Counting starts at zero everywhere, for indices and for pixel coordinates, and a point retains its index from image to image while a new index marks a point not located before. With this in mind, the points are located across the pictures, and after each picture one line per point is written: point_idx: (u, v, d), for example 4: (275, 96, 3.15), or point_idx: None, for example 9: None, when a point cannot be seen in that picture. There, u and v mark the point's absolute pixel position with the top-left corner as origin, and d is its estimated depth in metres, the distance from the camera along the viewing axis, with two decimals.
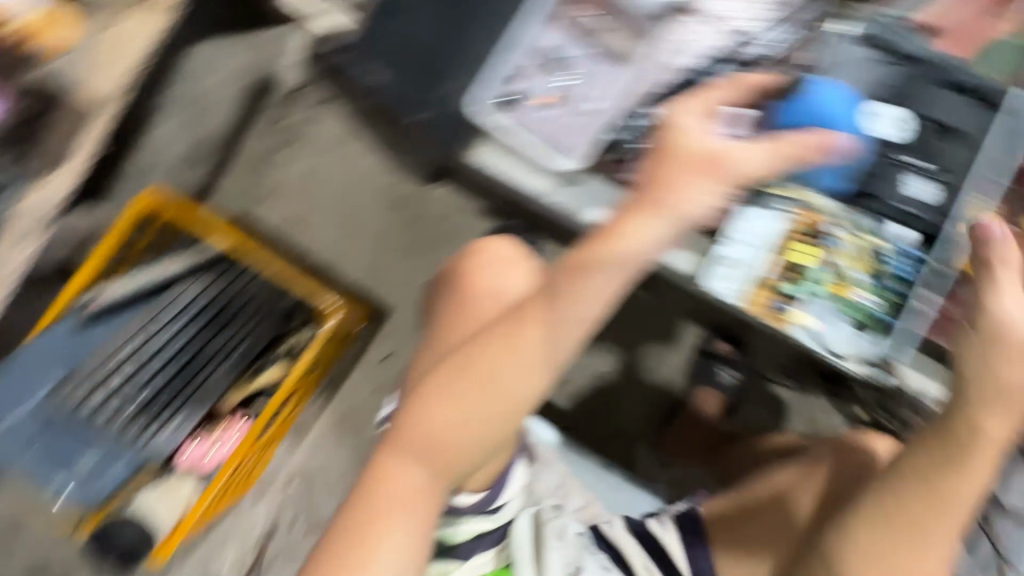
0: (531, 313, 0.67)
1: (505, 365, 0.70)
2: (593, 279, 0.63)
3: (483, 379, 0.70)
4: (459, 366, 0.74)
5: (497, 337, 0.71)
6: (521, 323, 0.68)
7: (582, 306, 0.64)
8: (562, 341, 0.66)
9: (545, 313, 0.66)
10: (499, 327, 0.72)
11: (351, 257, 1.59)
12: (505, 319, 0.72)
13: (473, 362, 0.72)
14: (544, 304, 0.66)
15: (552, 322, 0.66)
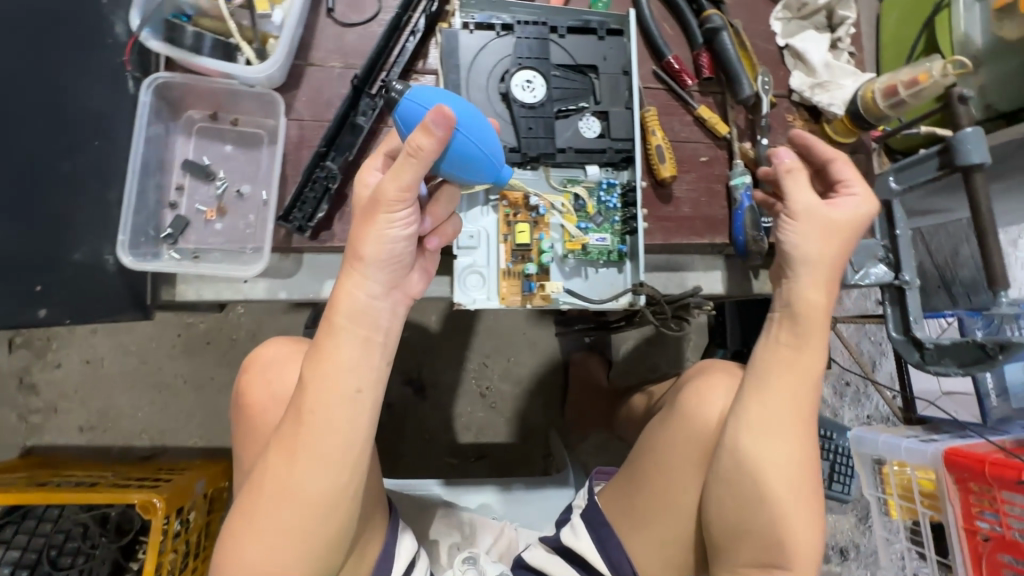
0: (307, 422, 0.58)
1: (294, 479, 0.58)
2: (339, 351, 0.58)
3: (291, 506, 0.59)
4: (263, 510, 0.60)
5: (289, 463, 0.59)
6: (303, 436, 0.57)
7: (342, 382, 0.58)
8: (343, 428, 0.59)
9: (324, 408, 0.58)
10: (285, 449, 0.59)
11: (179, 421, 1.47)
12: (288, 438, 0.59)
13: (262, 488, 0.60)
14: (317, 404, 0.57)
15: (317, 413, 0.58)
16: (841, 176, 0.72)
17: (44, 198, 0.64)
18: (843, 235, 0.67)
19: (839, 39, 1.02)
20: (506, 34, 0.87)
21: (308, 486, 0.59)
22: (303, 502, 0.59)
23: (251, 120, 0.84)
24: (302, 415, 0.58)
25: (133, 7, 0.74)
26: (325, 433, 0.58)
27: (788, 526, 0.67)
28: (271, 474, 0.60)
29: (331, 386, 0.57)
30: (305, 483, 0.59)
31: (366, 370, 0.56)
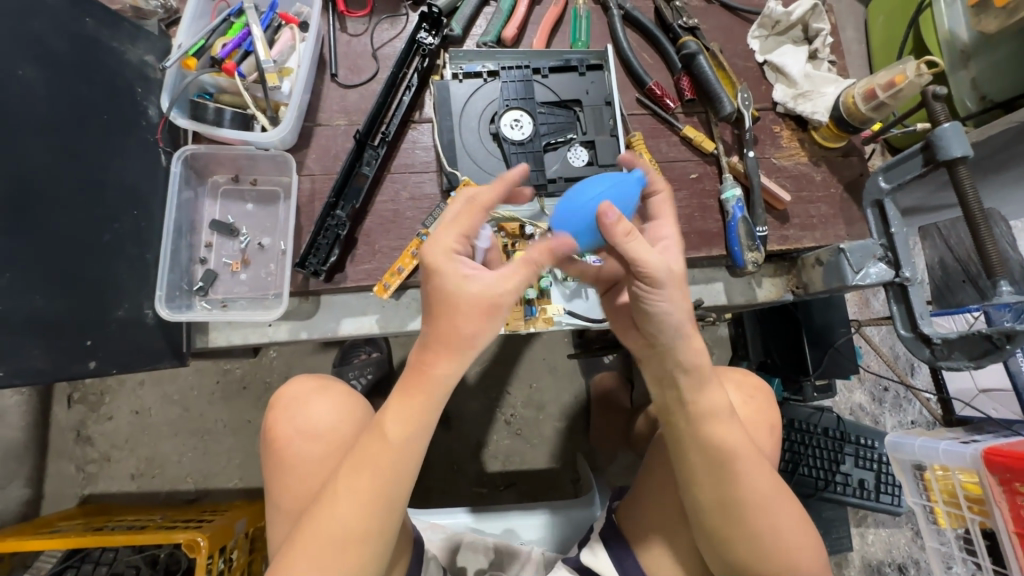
0: (386, 441, 0.62)
1: (361, 501, 0.62)
2: (414, 405, 0.62)
3: (366, 513, 0.62)
4: (334, 529, 0.62)
5: (366, 482, 0.62)
6: (382, 452, 0.62)
7: (419, 434, 0.63)
8: (411, 450, 0.63)
9: (401, 428, 0.62)
10: (363, 469, 0.62)
11: (220, 464, 1.54)
12: (365, 455, 0.63)
13: (323, 529, 0.62)
14: (395, 426, 0.62)
15: (392, 462, 0.62)
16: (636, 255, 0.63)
17: (89, 265, 0.73)
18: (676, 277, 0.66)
19: (817, 50, 1.05)
20: (493, 79, 0.94)
21: (374, 527, 0.63)
22: (365, 523, 0.62)
23: (268, 179, 0.93)
24: (374, 461, 0.62)
25: (164, 91, 0.85)
26: (399, 481, 0.63)
27: (788, 544, 0.69)
28: (336, 517, 0.62)
29: (412, 406, 0.62)
30: (371, 526, 0.63)
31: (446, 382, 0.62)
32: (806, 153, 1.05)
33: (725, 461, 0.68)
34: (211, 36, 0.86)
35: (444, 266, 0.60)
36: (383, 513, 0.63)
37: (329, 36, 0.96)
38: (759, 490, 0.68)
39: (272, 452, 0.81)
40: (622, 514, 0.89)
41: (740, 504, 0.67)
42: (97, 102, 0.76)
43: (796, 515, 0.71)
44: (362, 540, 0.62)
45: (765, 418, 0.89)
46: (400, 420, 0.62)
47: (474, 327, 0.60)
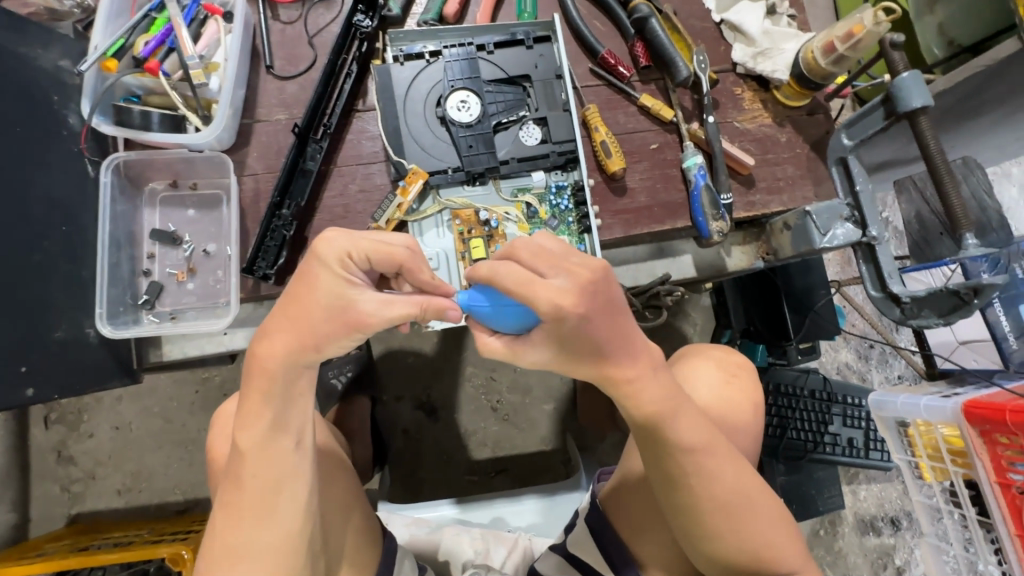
0: (245, 455, 0.57)
1: (251, 521, 0.58)
2: (256, 402, 0.56)
3: (252, 533, 0.58)
4: (219, 552, 0.58)
5: (244, 498, 0.58)
6: (246, 468, 0.57)
7: (272, 432, 0.57)
8: (279, 460, 0.58)
9: (254, 441, 0.57)
10: (236, 485, 0.58)
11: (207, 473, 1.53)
12: (235, 472, 0.58)
13: (214, 557, 0.58)
14: (250, 438, 0.57)
15: (258, 468, 0.57)
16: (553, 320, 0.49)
17: (17, 287, 0.70)
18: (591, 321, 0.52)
19: (775, 4, 1.01)
20: (436, 60, 0.90)
21: (263, 540, 0.58)
22: (255, 545, 0.58)
23: (209, 182, 0.89)
24: (245, 479, 0.58)
25: (83, 98, 0.80)
26: (274, 488, 0.58)
27: (754, 527, 0.66)
28: (224, 538, 0.58)
29: (257, 417, 0.56)
30: (262, 540, 0.58)
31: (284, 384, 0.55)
32: (769, 114, 1.01)
33: (697, 467, 0.63)
34: (131, 35, 0.81)
35: (368, 316, 0.51)
36: (268, 528, 0.58)
37: (260, 25, 0.90)
38: (726, 488, 0.64)
39: (214, 471, 0.81)
40: (606, 501, 0.87)
41: (712, 505, 0.64)
42: (9, 115, 0.72)
43: (767, 504, 0.68)
44: (252, 558, 0.58)
45: (743, 400, 0.86)
46: (254, 433, 0.57)
47: (309, 323, 0.51)
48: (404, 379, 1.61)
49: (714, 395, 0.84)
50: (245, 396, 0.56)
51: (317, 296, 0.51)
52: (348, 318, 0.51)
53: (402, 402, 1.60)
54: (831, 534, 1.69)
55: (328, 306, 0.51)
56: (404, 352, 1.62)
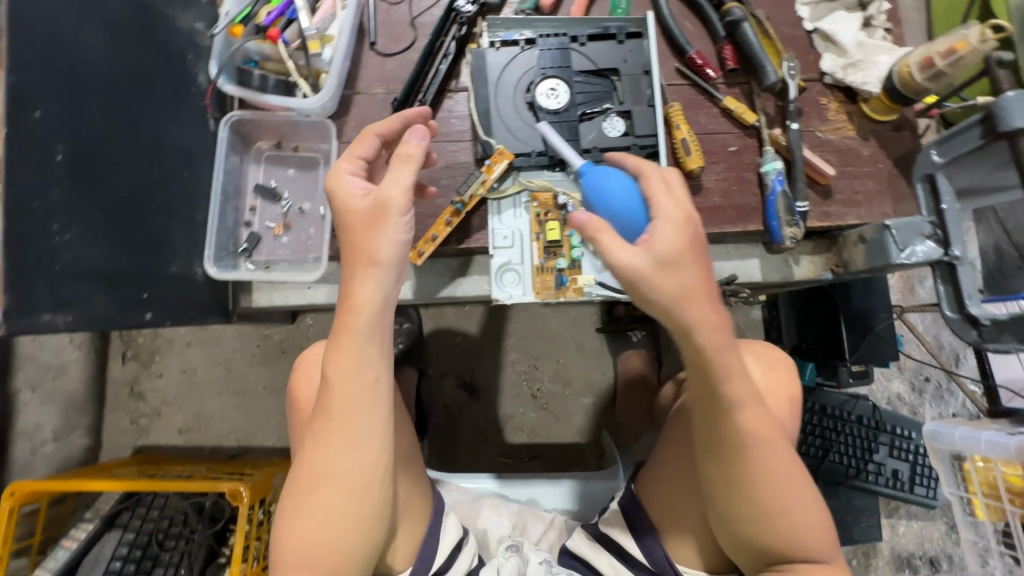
0: (328, 382, 0.65)
1: (333, 453, 0.65)
2: (358, 339, 0.65)
3: (335, 461, 0.65)
4: (305, 480, 0.65)
5: (327, 428, 0.65)
6: (326, 392, 0.65)
7: (376, 370, 0.65)
8: (357, 389, 0.64)
9: (337, 366, 0.64)
10: (320, 413, 0.65)
11: (260, 424, 1.62)
12: (320, 401, 0.66)
13: (304, 485, 0.65)
14: (335, 365, 0.65)
15: (342, 399, 0.64)
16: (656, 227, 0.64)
17: (146, 223, 0.78)
18: (673, 263, 0.61)
19: (872, 16, 1.00)
20: (529, 48, 0.94)
21: (353, 476, 0.65)
22: (339, 475, 0.65)
23: (309, 146, 0.95)
24: (330, 408, 0.65)
25: (211, 58, 0.87)
26: (354, 418, 0.65)
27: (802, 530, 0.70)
28: (315, 469, 0.65)
29: (341, 345, 0.65)
30: (349, 475, 0.65)
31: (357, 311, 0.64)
32: (854, 126, 1.00)
33: (755, 447, 0.67)
34: (258, 4, 0.88)
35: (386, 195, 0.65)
36: (352, 457, 0.65)
37: (369, 4, 0.96)
38: (768, 467, 0.68)
39: (293, 413, 0.88)
40: (640, 484, 0.92)
41: (752, 480, 0.68)
42: (151, 67, 0.80)
43: (806, 492, 0.71)
44: (337, 484, 0.65)
45: (787, 396, 0.87)
46: (337, 360, 0.65)
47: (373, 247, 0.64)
48: (449, 357, 1.67)
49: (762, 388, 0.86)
50: (336, 325, 0.66)
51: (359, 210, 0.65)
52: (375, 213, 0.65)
53: (446, 378, 1.66)
54: (864, 566, 1.65)
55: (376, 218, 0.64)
56: (453, 331, 1.67)
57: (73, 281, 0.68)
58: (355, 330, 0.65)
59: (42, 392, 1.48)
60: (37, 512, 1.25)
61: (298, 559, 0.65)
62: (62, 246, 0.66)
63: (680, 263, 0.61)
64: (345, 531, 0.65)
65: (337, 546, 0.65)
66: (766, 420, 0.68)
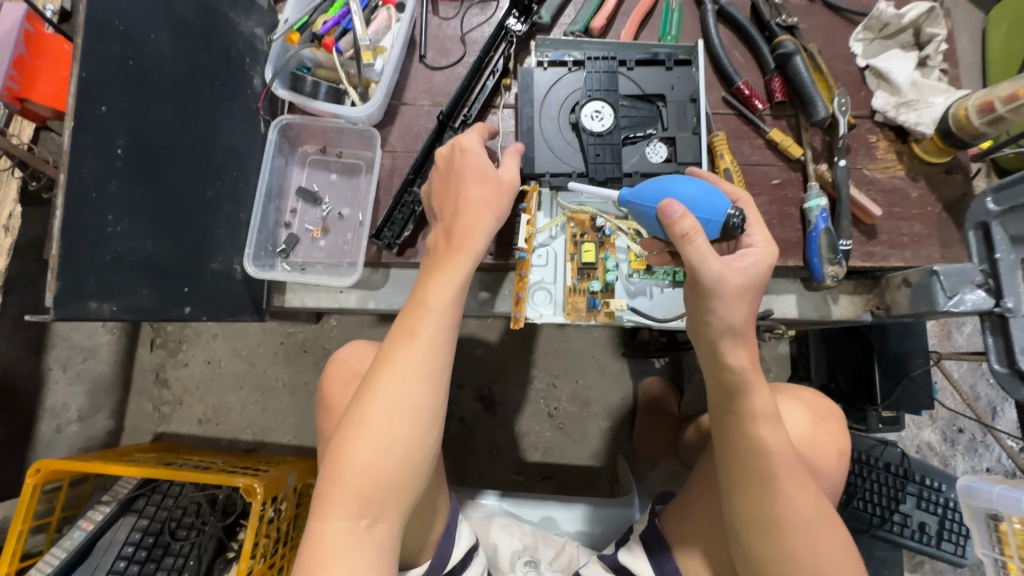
0: (424, 307, 0.71)
1: (413, 374, 0.67)
2: (452, 265, 0.72)
3: (416, 381, 0.67)
4: (379, 395, 0.67)
5: (413, 350, 0.68)
6: (420, 314, 0.70)
7: (456, 301, 0.71)
8: (448, 319, 0.71)
9: (438, 290, 0.71)
10: (407, 335, 0.69)
11: (277, 421, 1.64)
12: (408, 324, 0.70)
13: (372, 406, 0.66)
14: (434, 290, 0.71)
15: (433, 323, 0.70)
16: (751, 242, 0.72)
17: (195, 214, 0.80)
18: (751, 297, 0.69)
19: (928, 56, 0.98)
20: (577, 69, 0.94)
21: (422, 400, 0.67)
22: (419, 397, 0.67)
23: (353, 153, 0.97)
24: (419, 334, 0.69)
25: (268, 62, 0.90)
26: (441, 345, 0.69)
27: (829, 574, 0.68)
28: (389, 387, 0.67)
29: (448, 273, 0.72)
30: (417, 402, 0.67)
31: (465, 242, 0.73)
32: (903, 167, 0.98)
33: (768, 476, 0.67)
34: (315, 13, 0.89)
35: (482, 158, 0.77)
36: (433, 382, 0.68)
37: (421, 18, 0.98)
38: (798, 511, 0.67)
39: (325, 403, 0.93)
40: (664, 519, 0.91)
41: (775, 519, 0.67)
42: (212, 69, 0.82)
43: (836, 540, 0.69)
44: (414, 407, 0.67)
45: (829, 445, 0.86)
46: (441, 282, 0.71)
47: (485, 193, 0.75)
48: (468, 369, 1.66)
49: (802, 435, 0.84)
50: (438, 255, 0.73)
51: (473, 166, 0.76)
52: (486, 168, 0.76)
53: (463, 390, 1.65)
54: None
55: (486, 173, 0.76)
56: (474, 344, 1.67)
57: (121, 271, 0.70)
58: (458, 260, 0.72)
59: (72, 371, 1.54)
60: (59, 491, 1.27)
61: (353, 483, 0.65)
62: (115, 236, 0.68)
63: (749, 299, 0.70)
64: (403, 460, 0.66)
65: (392, 473, 0.66)
66: (794, 457, 0.68)
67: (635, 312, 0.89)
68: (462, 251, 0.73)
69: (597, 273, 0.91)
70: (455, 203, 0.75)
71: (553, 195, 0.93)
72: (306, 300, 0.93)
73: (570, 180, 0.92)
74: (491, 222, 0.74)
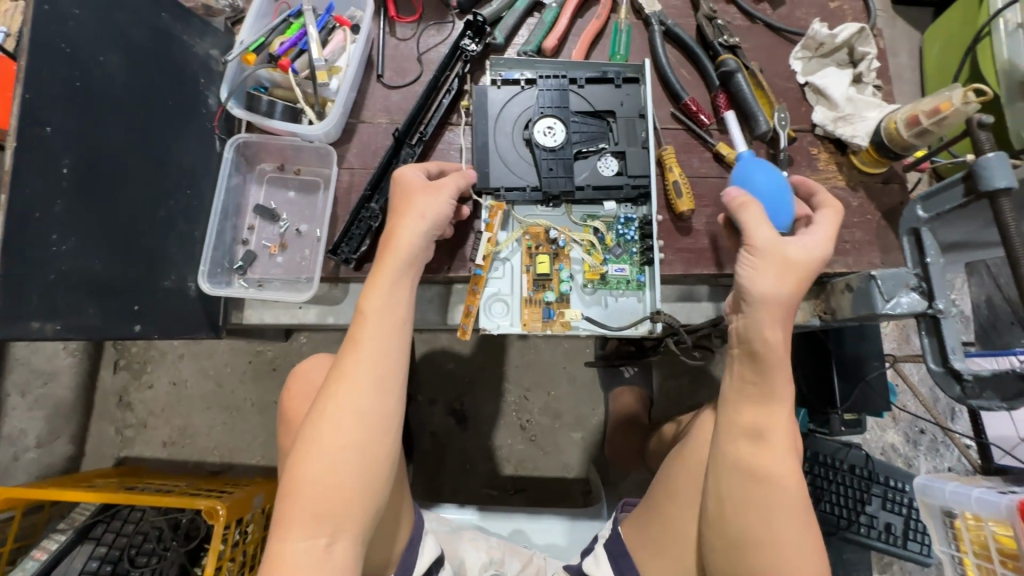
0: (361, 317, 0.72)
1: (361, 383, 0.68)
2: (390, 276, 0.74)
3: (363, 388, 0.68)
4: (329, 407, 0.67)
5: (355, 359, 0.69)
6: (360, 325, 0.72)
7: (397, 310, 0.73)
8: (394, 325, 0.72)
9: (376, 300, 0.73)
10: (351, 346, 0.70)
11: (245, 441, 1.61)
12: (353, 334, 0.71)
13: (325, 418, 0.67)
14: (372, 299, 0.73)
15: (376, 331, 0.71)
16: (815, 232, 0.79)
17: (145, 233, 0.80)
18: (801, 274, 0.72)
19: (862, 73, 1.04)
20: (530, 87, 0.97)
21: (372, 408, 0.68)
22: (367, 405, 0.68)
23: (311, 170, 0.98)
24: (361, 342, 0.70)
25: (223, 83, 0.91)
26: (387, 351, 0.71)
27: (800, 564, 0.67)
28: (339, 399, 0.67)
29: (386, 284, 0.74)
30: (369, 411, 0.68)
31: (400, 252, 0.76)
32: (843, 177, 1.03)
33: (768, 451, 0.70)
34: (271, 35, 0.92)
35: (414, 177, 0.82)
36: (380, 388, 0.69)
37: (378, 39, 1.01)
38: (787, 490, 0.68)
39: (289, 413, 0.94)
40: (628, 526, 0.90)
41: (769, 494, 0.68)
42: (164, 91, 0.83)
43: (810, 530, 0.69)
44: (362, 416, 0.67)
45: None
46: (381, 294, 0.73)
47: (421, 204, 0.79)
48: (440, 384, 1.66)
49: None
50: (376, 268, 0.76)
51: (406, 184, 0.80)
52: (423, 186, 0.81)
53: (435, 405, 1.65)
54: None
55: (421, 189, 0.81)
56: (444, 359, 1.68)
57: (67, 290, 0.68)
58: (397, 270, 0.75)
59: (31, 397, 1.48)
60: (11, 520, 1.23)
61: (309, 498, 0.64)
62: (59, 256, 0.67)
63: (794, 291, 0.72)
64: (358, 469, 0.66)
65: (349, 483, 0.65)
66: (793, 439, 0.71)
67: (590, 321, 0.91)
68: (400, 261, 0.75)
69: (551, 283, 0.93)
70: (392, 219, 0.79)
71: (509, 208, 0.95)
72: (263, 315, 0.93)
73: (524, 194, 0.94)
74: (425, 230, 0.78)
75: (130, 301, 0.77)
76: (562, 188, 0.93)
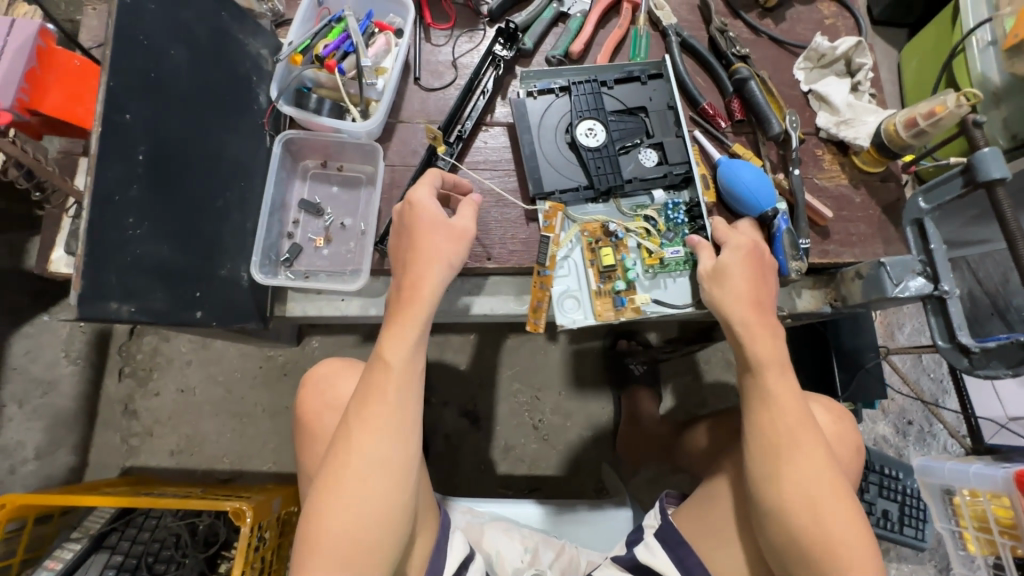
0: (381, 366, 0.73)
1: (380, 431, 0.70)
2: (408, 323, 0.75)
3: (383, 437, 0.70)
4: (349, 456, 0.70)
5: (376, 407, 0.71)
6: (380, 373, 0.73)
7: (416, 354, 0.75)
8: (413, 370, 0.74)
9: (395, 347, 0.74)
10: (373, 392, 0.72)
11: (257, 448, 1.59)
12: (373, 380, 0.73)
13: (346, 463, 0.69)
14: (391, 345, 0.74)
15: (394, 379, 0.73)
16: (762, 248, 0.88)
17: (205, 222, 0.81)
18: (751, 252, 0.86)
19: (859, 82, 1.14)
20: (563, 95, 1.04)
21: (392, 456, 0.70)
22: (386, 453, 0.70)
23: (353, 166, 1.02)
24: (383, 390, 0.72)
25: (273, 82, 0.95)
26: (407, 398, 0.73)
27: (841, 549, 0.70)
28: (360, 446, 0.70)
29: (404, 329, 0.75)
30: (388, 459, 0.70)
31: (418, 296, 0.76)
32: (847, 176, 1.12)
33: (778, 442, 0.74)
34: (315, 38, 0.94)
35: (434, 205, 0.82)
36: (401, 436, 0.71)
37: (415, 45, 1.06)
38: (812, 476, 0.72)
39: (305, 427, 0.92)
40: (678, 516, 0.95)
41: (786, 477, 0.73)
42: (221, 87, 0.85)
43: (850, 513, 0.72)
44: (381, 464, 0.69)
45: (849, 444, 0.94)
46: (399, 339, 0.74)
47: (440, 242, 0.79)
48: (452, 386, 1.68)
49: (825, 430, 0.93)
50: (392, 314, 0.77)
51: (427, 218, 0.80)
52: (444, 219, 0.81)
53: (448, 407, 1.66)
54: None
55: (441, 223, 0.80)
56: (457, 361, 1.70)
57: (139, 274, 0.70)
58: (414, 315, 0.76)
59: (29, 407, 1.39)
60: (22, 530, 1.18)
61: (330, 546, 0.67)
62: (135, 239, 0.69)
63: (765, 281, 0.85)
64: (379, 512, 0.69)
65: (370, 530, 0.68)
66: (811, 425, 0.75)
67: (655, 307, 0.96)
68: (417, 306, 0.76)
69: (616, 274, 0.98)
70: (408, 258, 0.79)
71: (551, 200, 1.00)
72: (306, 309, 0.96)
73: (568, 189, 1.00)
74: (444, 269, 0.78)
75: (192, 287, 0.78)
76: (599, 179, 0.99)
